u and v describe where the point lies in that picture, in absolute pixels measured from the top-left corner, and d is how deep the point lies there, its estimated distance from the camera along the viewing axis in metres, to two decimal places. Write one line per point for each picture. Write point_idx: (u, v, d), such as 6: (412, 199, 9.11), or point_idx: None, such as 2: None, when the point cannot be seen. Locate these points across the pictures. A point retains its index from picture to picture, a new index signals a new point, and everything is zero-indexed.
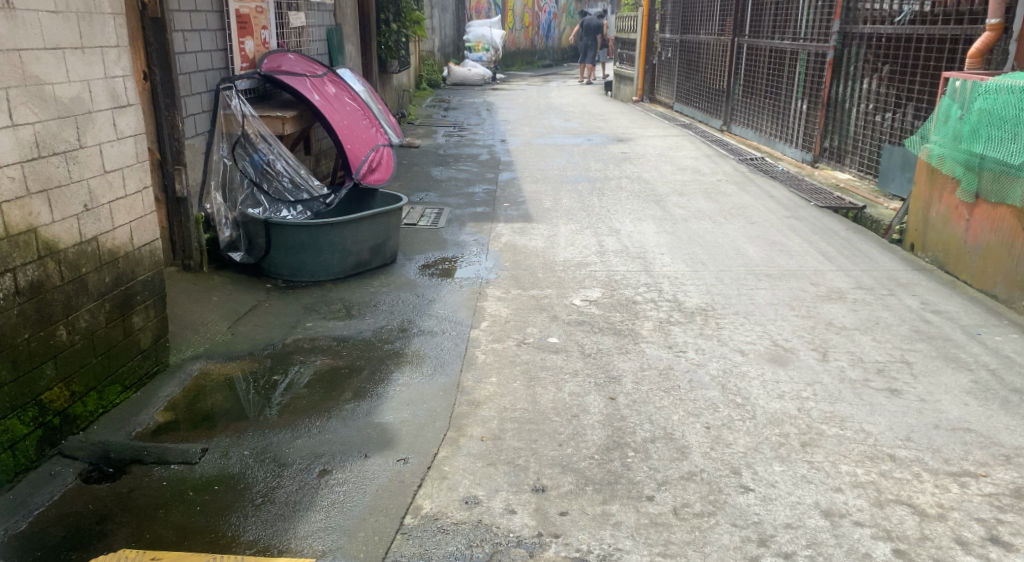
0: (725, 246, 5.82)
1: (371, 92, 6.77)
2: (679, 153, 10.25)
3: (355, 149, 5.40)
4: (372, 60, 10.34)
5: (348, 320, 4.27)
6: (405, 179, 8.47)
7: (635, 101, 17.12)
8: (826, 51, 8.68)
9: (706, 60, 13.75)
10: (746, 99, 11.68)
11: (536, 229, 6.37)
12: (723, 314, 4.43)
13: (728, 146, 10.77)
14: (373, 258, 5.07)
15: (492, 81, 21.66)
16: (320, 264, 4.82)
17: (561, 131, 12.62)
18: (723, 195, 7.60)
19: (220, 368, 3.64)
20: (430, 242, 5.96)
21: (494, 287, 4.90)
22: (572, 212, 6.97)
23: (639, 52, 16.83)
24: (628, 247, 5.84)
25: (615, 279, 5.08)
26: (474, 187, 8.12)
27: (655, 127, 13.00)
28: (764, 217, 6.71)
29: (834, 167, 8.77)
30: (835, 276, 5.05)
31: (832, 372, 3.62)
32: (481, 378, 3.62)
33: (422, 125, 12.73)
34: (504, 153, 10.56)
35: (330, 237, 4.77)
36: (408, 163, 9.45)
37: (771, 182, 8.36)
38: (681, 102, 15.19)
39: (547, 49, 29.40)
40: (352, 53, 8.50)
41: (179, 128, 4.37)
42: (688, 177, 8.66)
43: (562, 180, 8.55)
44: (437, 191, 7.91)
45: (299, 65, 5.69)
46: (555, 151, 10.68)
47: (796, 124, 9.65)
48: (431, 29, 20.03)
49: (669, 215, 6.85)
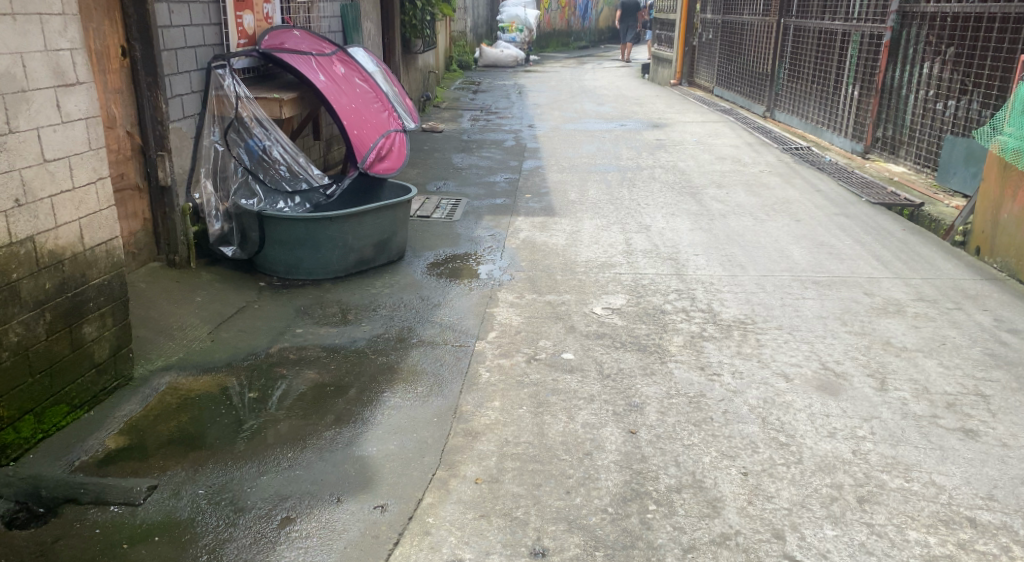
0: (766, 246, 5.31)
1: (384, 72, 6.44)
2: (717, 142, 9.68)
3: (363, 136, 5.03)
4: (395, 40, 9.91)
5: (342, 326, 3.84)
6: (425, 166, 8.05)
7: (672, 86, 16.51)
8: (884, 32, 8.05)
9: (749, 43, 13.09)
10: (791, 84, 11.05)
11: (558, 225, 5.93)
12: (763, 329, 3.93)
13: (771, 134, 10.17)
14: (377, 255, 4.72)
15: (525, 63, 21.14)
16: (319, 262, 4.45)
17: (594, 116, 12.09)
18: (764, 189, 7.05)
19: (195, 380, 3.19)
20: (443, 237, 5.55)
21: (509, 291, 4.46)
22: (599, 206, 6.51)
23: (678, 34, 16.19)
24: (658, 245, 5.36)
25: (642, 284, 4.60)
26: (497, 176, 7.67)
27: (693, 113, 12.42)
28: (809, 214, 6.16)
29: (886, 159, 8.15)
30: (891, 285, 4.51)
31: (891, 406, 3.12)
32: (483, 402, 3.12)
33: (449, 109, 12.30)
34: (532, 139, 10.07)
35: (330, 232, 4.40)
36: (430, 150, 9.02)
37: (817, 175, 7.78)
38: (721, 87, 14.55)
39: (584, 31, 28.78)
40: (371, 33, 8.08)
41: (163, 110, 3.96)
42: (726, 168, 8.11)
43: (592, 169, 8.05)
44: (457, 180, 7.48)
45: (304, 43, 5.31)
46: (586, 137, 10.18)
47: (845, 112, 9.02)
48: (463, 10, 19.53)
49: (705, 210, 6.33)
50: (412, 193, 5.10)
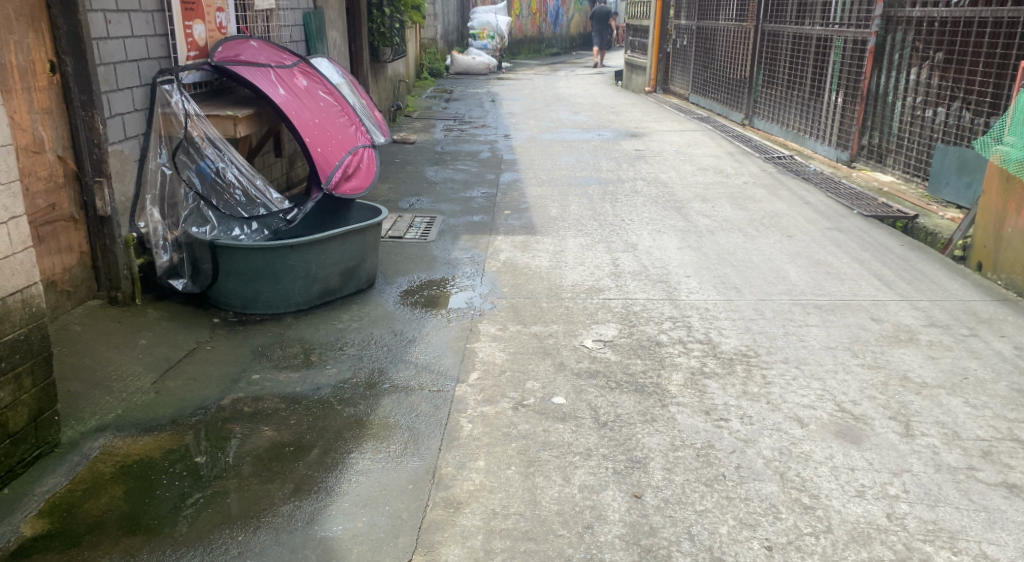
0: (761, 266, 4.99)
1: (352, 83, 6.10)
2: (697, 151, 9.38)
3: (326, 154, 4.69)
4: (363, 49, 9.52)
5: (305, 370, 3.46)
6: (396, 181, 7.66)
7: (647, 92, 16.23)
8: (868, 37, 7.79)
9: (725, 49, 12.83)
10: (770, 90, 10.79)
11: (539, 245, 5.58)
12: (769, 363, 3.60)
13: (752, 142, 9.90)
14: (344, 285, 4.35)
15: (497, 70, 20.81)
16: (278, 294, 4.07)
17: (570, 125, 11.76)
18: (752, 201, 6.75)
19: (133, 442, 2.76)
20: (417, 261, 5.16)
21: (489, 322, 4.09)
22: (582, 222, 6.17)
23: (652, 40, 15.93)
24: (646, 266, 5.02)
25: (634, 312, 4.25)
26: (472, 191, 7.30)
27: (671, 121, 12.13)
28: (801, 229, 5.86)
29: (873, 168, 7.90)
30: (899, 309, 4.21)
31: (920, 456, 2.80)
32: (465, 462, 2.76)
33: (420, 120, 11.92)
34: (507, 150, 9.72)
35: (291, 261, 4.02)
36: (401, 163, 8.63)
37: (804, 185, 7.50)
38: (697, 94, 14.28)
39: (555, 38, 28.55)
40: (336, 42, 7.69)
41: (100, 132, 3.54)
42: (710, 179, 7.81)
43: (570, 183, 7.71)
44: (430, 196, 7.11)
45: (262, 54, 4.93)
46: (563, 148, 9.85)
47: (829, 119, 8.76)
48: (432, 17, 19.16)
49: (693, 225, 6.01)
50: (380, 214, 4.76)
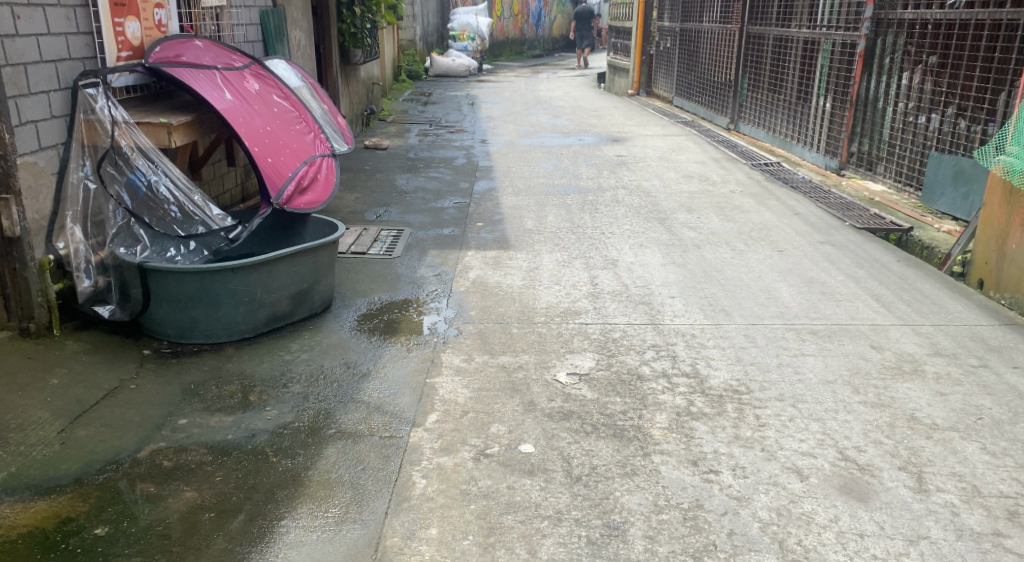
0: (750, 285, 4.65)
1: (313, 86, 5.74)
2: (681, 158, 9.05)
3: (279, 164, 4.34)
4: (332, 51, 9.14)
5: (240, 414, 3.07)
6: (365, 190, 7.27)
7: (630, 96, 15.93)
8: (857, 40, 7.47)
9: (709, 52, 12.52)
10: (755, 94, 10.47)
11: (513, 261, 5.20)
12: (762, 401, 3.24)
13: (738, 149, 9.57)
14: (294, 310, 3.97)
15: (478, 72, 20.44)
16: (219, 321, 3.68)
17: (550, 129, 11.40)
18: (738, 213, 6.42)
19: (23, 509, 2.45)
20: (380, 279, 4.77)
21: (453, 352, 3.71)
22: (560, 237, 5.83)
23: (635, 42, 15.59)
24: (627, 286, 4.66)
25: (613, 339, 3.88)
26: (444, 201, 6.91)
27: (654, 126, 11.79)
28: (791, 243, 5.53)
29: (863, 177, 7.58)
30: (900, 334, 3.84)
31: (938, 519, 2.46)
32: (414, 533, 2.40)
33: (395, 124, 11.54)
34: (484, 156, 9.35)
35: (233, 285, 3.64)
36: (372, 170, 8.24)
37: (792, 195, 7.17)
38: (681, 97, 13.96)
39: (538, 40, 28.22)
40: (300, 44, 7.32)
41: (6, 143, 3.25)
42: (694, 188, 7.48)
43: (548, 194, 7.35)
44: (400, 206, 6.73)
45: (207, 55, 4.55)
46: (542, 154, 9.49)
47: (816, 125, 8.44)
48: (411, 17, 18.77)
49: (676, 240, 5.66)
50: (338, 230, 4.40)
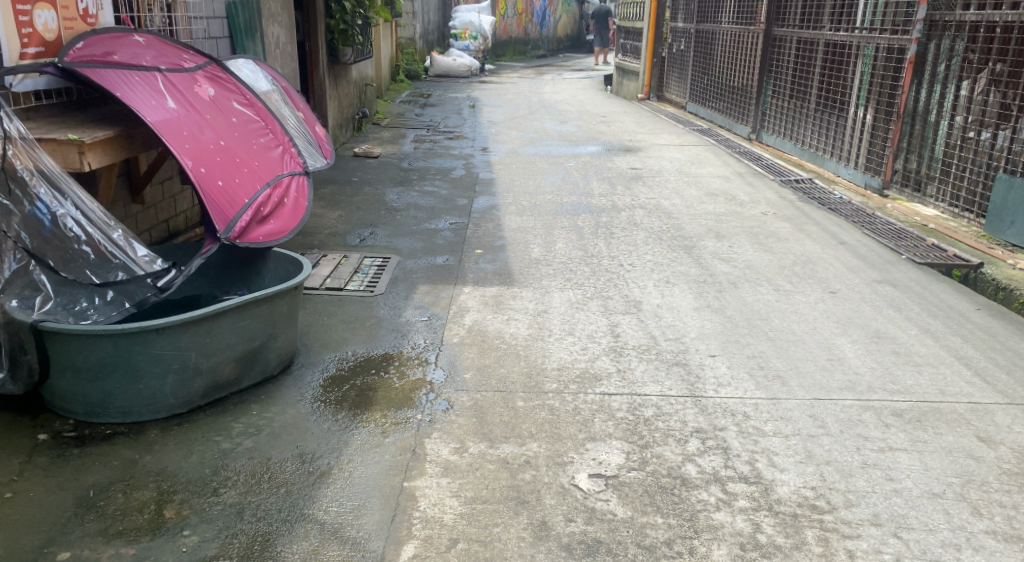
0: (805, 340, 3.84)
1: (286, 89, 4.96)
2: (702, 172, 8.25)
3: (233, 186, 3.60)
4: (319, 50, 8.38)
5: (146, 542, 2.32)
6: (350, 208, 6.48)
7: (640, 100, 15.13)
8: (906, 45, 6.64)
9: (727, 56, 11.68)
10: (779, 102, 9.64)
11: (517, 303, 4.39)
12: (851, 525, 2.46)
13: (762, 162, 8.75)
14: (243, 374, 3.17)
15: (480, 73, 19.63)
16: (141, 396, 2.88)
17: (556, 137, 10.59)
18: (774, 241, 5.64)
19: None
20: (356, 326, 3.95)
21: (440, 439, 2.88)
22: (571, 269, 5.02)
23: (645, 44, 14.76)
24: (655, 340, 3.86)
25: (645, 417, 3.08)
26: (439, 223, 6.12)
27: (668, 134, 10.96)
28: (842, 281, 4.73)
29: (910, 198, 6.78)
30: (1012, 420, 3.02)
31: None
32: None
33: (389, 130, 10.74)
34: (484, 167, 8.54)
35: (157, 349, 2.85)
36: (360, 183, 7.46)
37: (832, 218, 6.36)
38: (696, 102, 13.13)
39: (542, 40, 27.44)
40: (278, 41, 6.54)
41: None
42: (720, 209, 6.68)
43: (555, 214, 6.55)
44: (389, 228, 5.93)
45: (148, 54, 3.77)
46: (548, 166, 8.67)
47: (852, 139, 7.63)
48: (411, 14, 17.97)
49: (707, 276, 4.86)
50: (303, 267, 3.65)
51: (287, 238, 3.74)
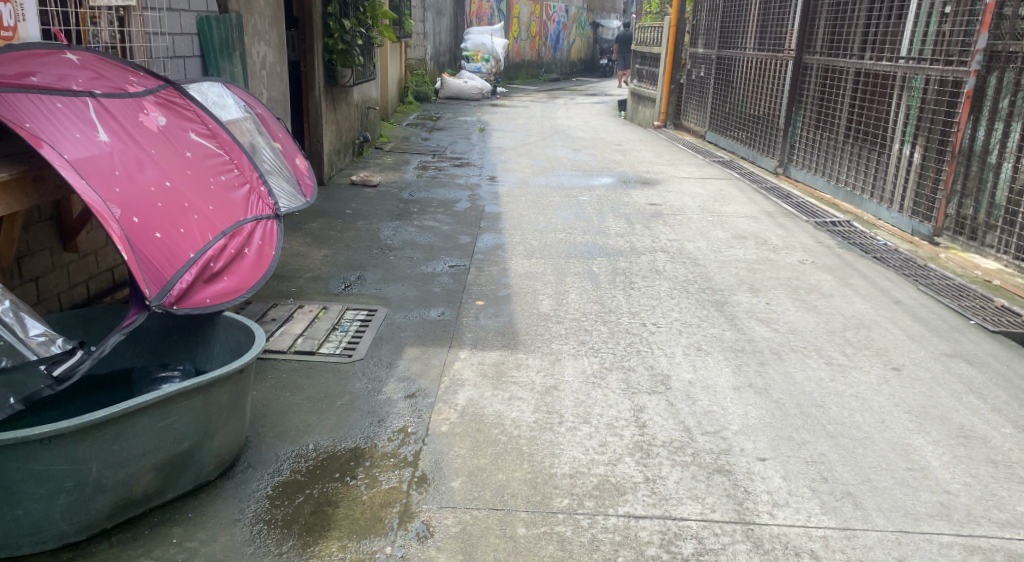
0: (875, 436, 3.13)
1: (261, 115, 4.31)
2: (727, 210, 7.55)
3: (174, 239, 2.96)
4: (315, 70, 7.77)
5: None
6: (339, 246, 5.83)
7: (657, 127, 14.48)
8: (963, 78, 5.95)
9: (750, 84, 11.02)
10: (808, 135, 8.95)
11: (522, 374, 3.70)
12: None
13: (792, 200, 8.05)
14: (168, 484, 2.51)
15: (491, 96, 19.05)
16: (22, 525, 2.24)
17: (568, 166, 9.93)
18: (816, 298, 4.94)
19: None
20: (324, 405, 3.27)
21: None
22: (586, 329, 4.33)
23: (664, 70, 14.12)
24: (689, 433, 3.16)
25: (683, 555, 2.45)
26: (436, 266, 5.46)
27: (688, 165, 10.29)
28: (905, 354, 4.02)
29: (966, 248, 6.08)
30: None
31: None
32: None
33: (392, 155, 10.11)
34: (491, 199, 7.88)
35: (42, 465, 2.20)
36: (354, 217, 6.80)
37: (879, 269, 5.65)
38: (716, 131, 12.46)
39: (555, 63, 26.92)
40: (263, 60, 5.93)
41: None
42: (751, 256, 5.98)
43: (567, 257, 5.87)
44: (380, 272, 5.28)
45: (79, 74, 3.13)
46: (560, 199, 8.01)
47: (896, 179, 6.93)
48: (420, 34, 17.43)
49: (745, 343, 4.16)
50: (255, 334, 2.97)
51: (241, 300, 3.10)
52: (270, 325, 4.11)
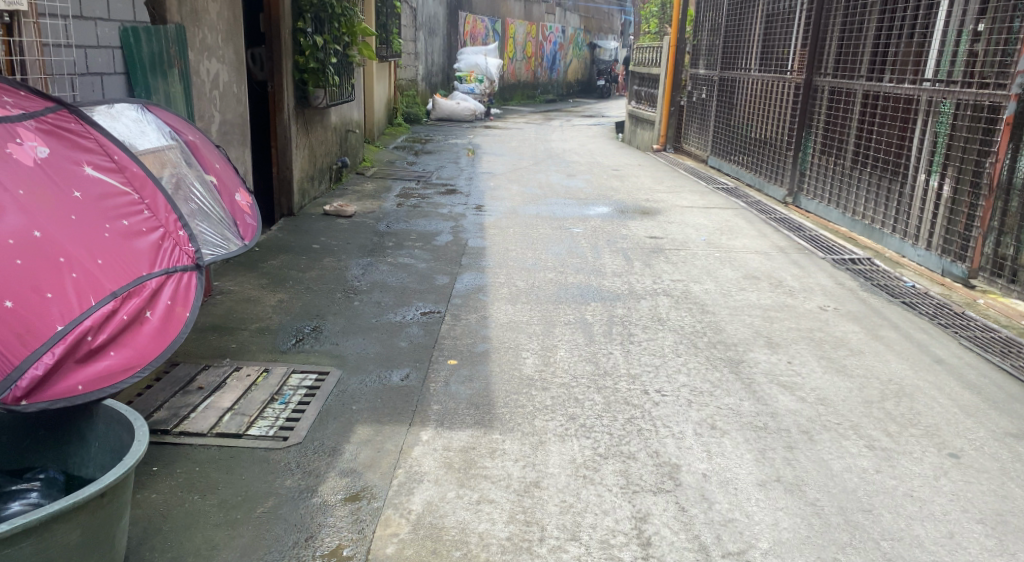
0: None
1: (192, 143, 3.69)
2: (735, 244, 6.90)
3: (32, 309, 2.39)
4: (284, 91, 7.12)
5: None
6: (298, 289, 5.15)
7: (655, 151, 13.85)
8: (1002, 102, 5.32)
9: (755, 106, 10.40)
10: (819, 162, 8.30)
11: (495, 462, 3.00)
12: None
13: (805, 234, 7.39)
14: None
15: (484, 117, 18.45)
16: None
17: (561, 193, 9.28)
18: (846, 357, 4.24)
19: None
20: (240, 515, 2.62)
21: None
22: (577, 398, 3.63)
23: (663, 91, 13.51)
24: (707, 558, 2.50)
25: None
26: (407, 314, 4.77)
27: (689, 193, 9.65)
28: (962, 434, 3.32)
29: (1006, 292, 5.43)
30: None
31: None
32: None
33: (373, 181, 9.46)
34: (476, 231, 7.22)
35: None
36: (321, 253, 6.13)
37: (911, 317, 4.97)
38: (717, 156, 11.84)
39: (551, 84, 26.42)
40: (214, 78, 5.28)
41: None
42: (766, 300, 5.30)
43: (558, 302, 5.18)
44: (341, 322, 4.59)
45: None
46: (551, 231, 7.34)
47: (921, 213, 6.27)
48: (411, 54, 16.87)
49: (768, 419, 3.46)
50: (139, 423, 2.37)
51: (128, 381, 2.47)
52: (194, 396, 3.42)
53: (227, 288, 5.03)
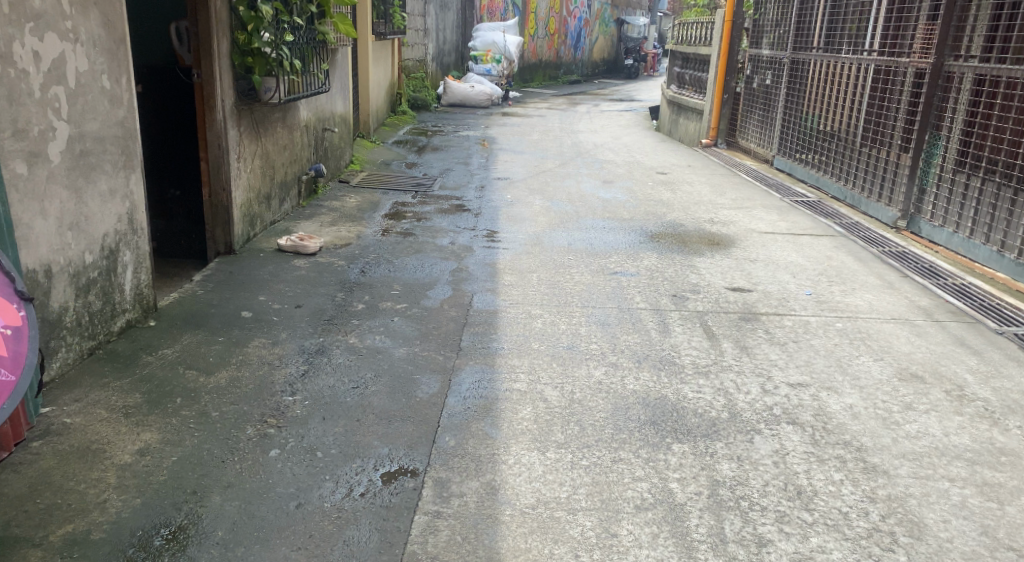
0: None
1: None
2: (858, 309, 4.82)
3: None
4: (217, 82, 5.04)
5: None
6: (187, 419, 3.11)
7: (705, 146, 11.68)
8: None
9: (834, 96, 8.20)
10: (953, 177, 6.17)
11: None
12: None
13: (951, 286, 5.31)
14: None
15: (501, 103, 16.33)
16: None
17: (599, 210, 7.21)
18: None
19: None
20: None
21: None
22: None
23: (715, 75, 11.29)
24: None
25: None
26: (360, 483, 2.75)
27: (762, 210, 7.52)
28: None
29: None
30: None
31: None
32: None
33: (357, 195, 7.40)
34: (489, 278, 5.16)
35: None
36: (251, 327, 4.08)
37: None
38: (784, 156, 9.68)
39: (575, 64, 24.26)
40: (55, 67, 3.24)
41: None
42: (961, 437, 3.24)
43: (617, 441, 3.13)
44: (234, 510, 2.57)
45: None
46: (592, 276, 5.28)
47: None
48: (419, 30, 14.74)
49: None
50: None
51: None
52: None
53: (61, 421, 2.99)
